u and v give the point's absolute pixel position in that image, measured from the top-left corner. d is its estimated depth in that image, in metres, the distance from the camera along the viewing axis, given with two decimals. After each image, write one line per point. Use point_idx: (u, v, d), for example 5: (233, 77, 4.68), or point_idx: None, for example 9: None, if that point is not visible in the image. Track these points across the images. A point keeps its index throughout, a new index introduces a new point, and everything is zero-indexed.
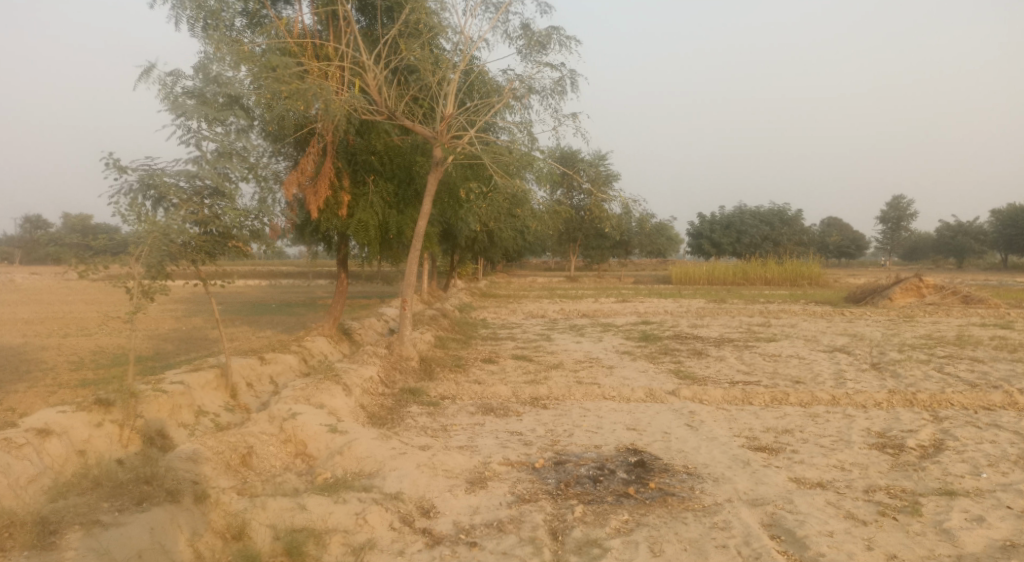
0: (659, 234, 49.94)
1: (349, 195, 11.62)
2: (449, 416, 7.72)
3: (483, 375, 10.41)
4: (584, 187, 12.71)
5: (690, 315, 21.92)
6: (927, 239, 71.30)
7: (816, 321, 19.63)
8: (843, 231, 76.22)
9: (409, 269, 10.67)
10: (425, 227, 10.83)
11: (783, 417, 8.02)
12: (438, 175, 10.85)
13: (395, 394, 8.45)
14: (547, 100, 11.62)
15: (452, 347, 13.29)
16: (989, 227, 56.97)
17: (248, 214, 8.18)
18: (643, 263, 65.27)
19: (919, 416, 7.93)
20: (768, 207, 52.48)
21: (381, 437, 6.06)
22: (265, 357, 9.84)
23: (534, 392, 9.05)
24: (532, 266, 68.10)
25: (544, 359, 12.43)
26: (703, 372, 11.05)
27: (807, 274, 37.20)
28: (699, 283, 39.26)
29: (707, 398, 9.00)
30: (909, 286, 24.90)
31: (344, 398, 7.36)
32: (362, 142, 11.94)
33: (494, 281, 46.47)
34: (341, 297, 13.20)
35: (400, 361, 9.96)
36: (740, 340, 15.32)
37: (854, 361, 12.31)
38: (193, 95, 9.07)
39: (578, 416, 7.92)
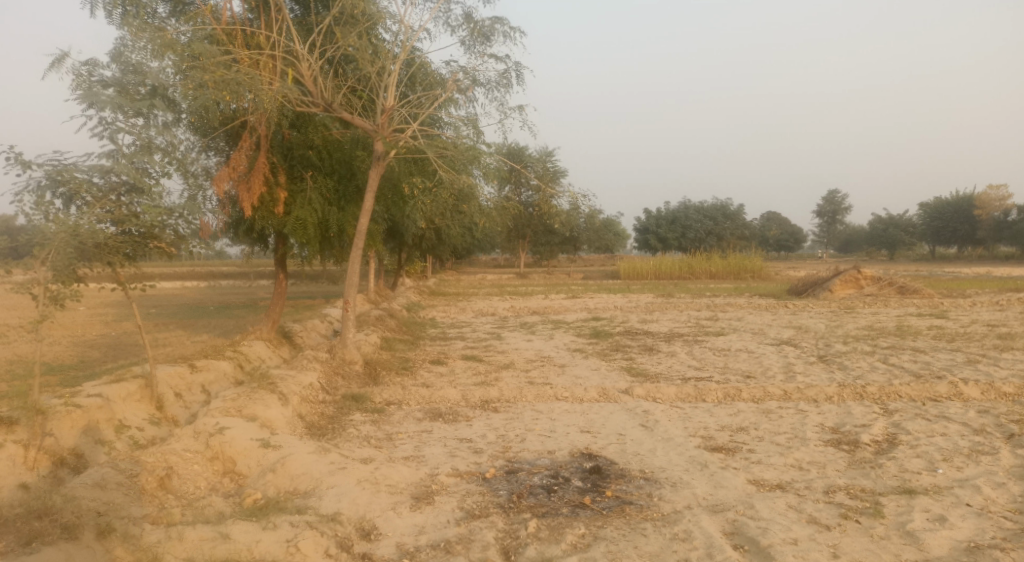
0: (606, 229, 50.24)
1: (285, 192, 11.03)
2: (395, 423, 7.32)
3: (431, 378, 10.01)
4: (533, 183, 12.42)
5: (639, 310, 21.94)
6: (861, 232, 73.93)
7: (762, 315, 19.89)
8: (783, 225, 78.39)
9: (351, 269, 10.17)
10: (367, 224, 10.33)
11: (738, 414, 7.90)
12: (379, 170, 10.38)
13: (337, 402, 7.98)
14: (492, 93, 11.29)
15: (399, 349, 12.83)
16: (918, 221, 59.39)
17: (173, 212, 7.57)
18: (591, 259, 65.66)
19: (870, 410, 7.93)
20: (712, 202, 53.38)
21: (320, 450, 5.62)
22: (196, 365, 9.20)
23: (485, 394, 8.71)
24: (481, 263, 67.72)
25: (494, 359, 12.11)
26: (655, 369, 10.92)
27: (750, 267, 37.96)
28: (646, 278, 39.62)
29: (661, 396, 8.83)
30: (848, 278, 25.58)
31: (281, 408, 6.87)
32: (299, 136, 11.44)
33: (443, 278, 45.86)
34: (280, 298, 12.57)
35: (343, 366, 9.48)
36: (690, 335, 15.33)
37: (802, 354, 12.41)
38: (109, 84, 8.39)
39: (530, 419, 7.62)
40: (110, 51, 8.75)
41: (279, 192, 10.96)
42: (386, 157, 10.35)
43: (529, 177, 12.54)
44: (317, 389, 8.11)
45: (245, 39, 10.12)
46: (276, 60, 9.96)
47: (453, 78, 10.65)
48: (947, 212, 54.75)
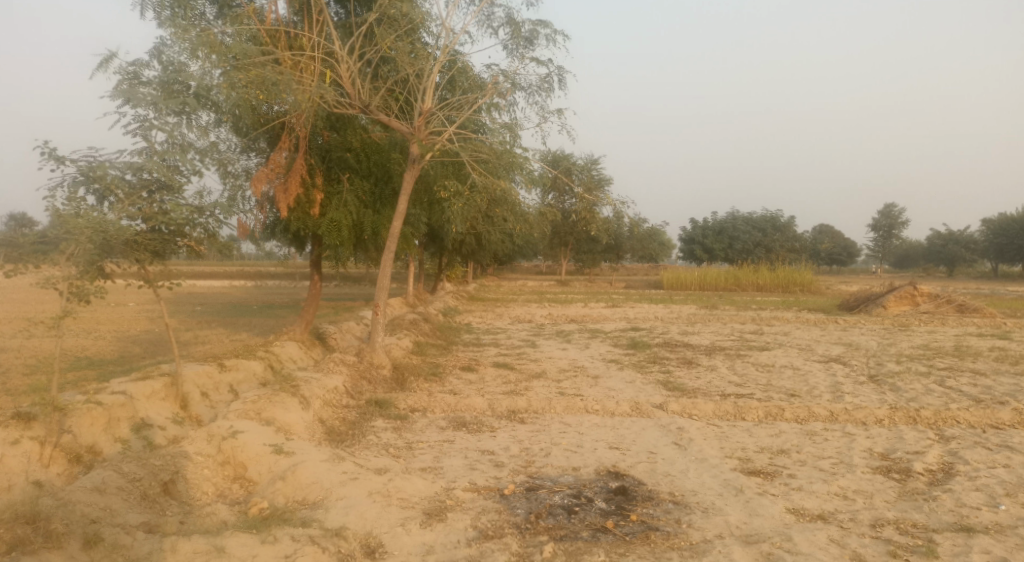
0: (650, 238, 49.45)
1: (321, 193, 10.98)
2: (417, 431, 7.10)
3: (460, 385, 9.79)
4: (574, 191, 12.11)
5: (680, 322, 21.36)
6: (918, 247, 71.15)
7: (810, 330, 19.11)
8: (834, 238, 76.05)
9: (382, 272, 10.01)
10: (400, 227, 10.17)
11: (779, 435, 7.44)
12: (414, 173, 10.24)
13: (361, 407, 7.81)
14: (533, 97, 11.05)
15: (431, 354, 12.66)
16: (980, 237, 56.82)
17: (202, 211, 7.54)
18: (635, 268, 64.83)
19: (924, 436, 7.37)
20: (761, 213, 52.06)
21: (334, 458, 5.43)
22: (225, 364, 9.18)
23: (512, 404, 8.44)
24: (523, 270, 67.46)
25: (526, 368, 11.83)
26: (693, 383, 10.48)
27: (799, 281, 36.79)
28: (690, 289, 38.80)
29: (697, 413, 8.41)
30: (903, 294, 24.47)
31: (302, 413, 6.72)
32: (337, 138, 11.40)
33: (484, 284, 45.79)
34: (314, 300, 12.55)
35: (370, 370, 9.34)
36: (732, 349, 14.77)
37: (851, 373, 11.77)
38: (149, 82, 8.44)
39: (557, 432, 7.30)
40: (150, 50, 8.83)
41: (315, 193, 10.93)
42: (422, 160, 10.20)
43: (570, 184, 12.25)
44: (341, 393, 7.96)
45: (285, 40, 10.12)
46: (314, 61, 9.92)
47: (493, 81, 10.44)
48: (1011, 228, 52.24)
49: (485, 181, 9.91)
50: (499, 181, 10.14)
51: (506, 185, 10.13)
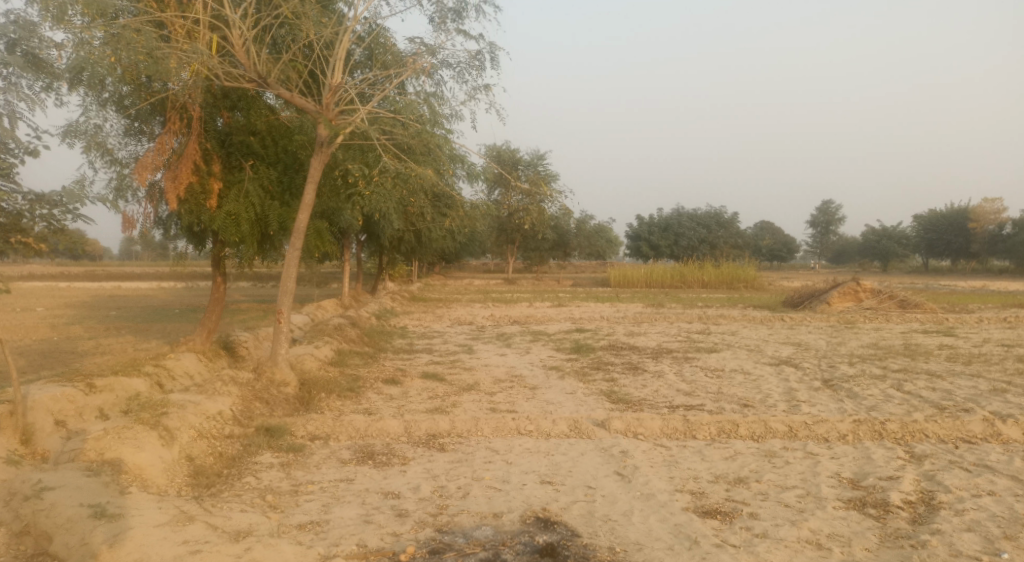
0: (597, 236, 48.84)
1: (218, 183, 9.63)
2: (311, 468, 5.89)
3: (377, 403, 8.58)
4: (522, 186, 10.95)
5: (626, 322, 20.54)
6: (855, 243, 72.89)
7: (757, 329, 18.52)
8: (775, 236, 77.46)
9: (286, 273, 8.69)
10: (306, 219, 8.85)
11: (735, 459, 6.50)
12: (322, 158, 8.94)
13: (247, 438, 6.53)
14: (462, 76, 9.90)
15: (352, 365, 11.37)
16: (911, 233, 58.41)
17: (41, 201, 6.16)
18: (582, 265, 64.40)
19: (895, 455, 6.55)
20: (705, 210, 52.14)
21: (178, 521, 4.17)
22: (95, 384, 7.74)
23: (433, 426, 7.28)
24: (470, 269, 66.10)
25: (458, 378, 10.67)
26: (639, 394, 9.54)
27: (743, 277, 36.69)
28: (637, 287, 38.37)
29: (642, 432, 7.42)
30: (847, 290, 24.31)
31: (161, 451, 5.42)
32: (240, 120, 10.08)
33: (429, 283, 44.37)
34: (218, 304, 11.13)
35: (271, 388, 8.05)
36: (680, 352, 13.93)
37: (804, 378, 11.02)
38: None
39: (481, 463, 6.19)
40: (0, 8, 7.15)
41: (211, 182, 9.56)
42: (331, 143, 8.92)
43: (514, 179, 11.08)
44: (225, 421, 6.68)
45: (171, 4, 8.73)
46: (203, 27, 8.57)
47: (414, 54, 9.26)
48: (941, 224, 53.82)
49: (396, 164, 8.66)
50: (414, 165, 8.94)
51: (423, 169, 8.92)
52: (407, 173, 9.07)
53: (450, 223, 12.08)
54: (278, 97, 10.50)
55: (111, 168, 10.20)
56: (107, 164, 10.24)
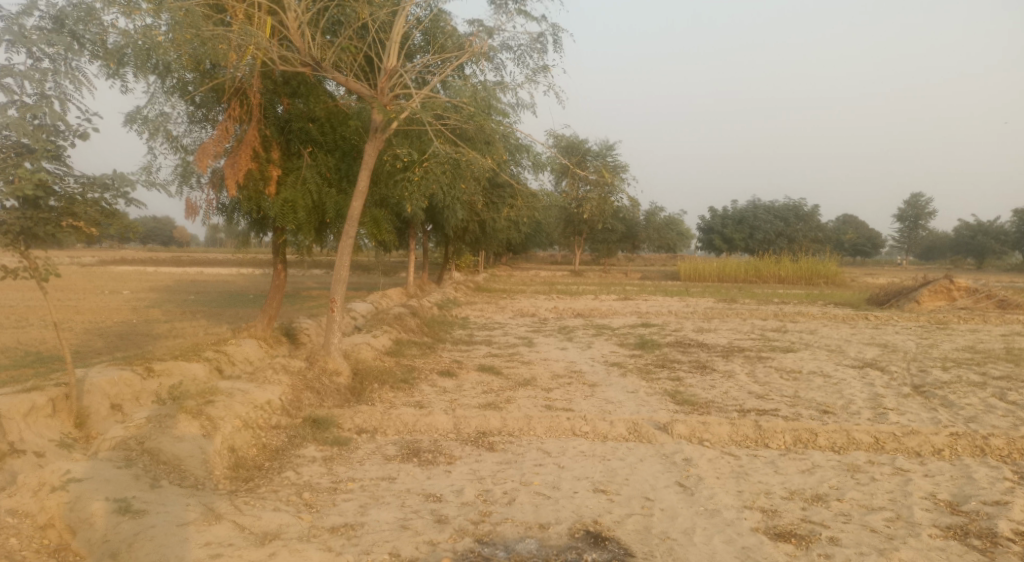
0: (668, 228, 47.48)
1: (277, 170, 9.57)
2: (354, 464, 5.65)
3: (430, 396, 8.33)
4: (589, 176, 10.41)
5: (695, 317, 19.68)
6: (947, 238, 68.41)
7: (838, 327, 17.37)
8: (858, 229, 73.63)
9: (340, 260, 8.52)
10: (359, 206, 8.66)
11: (812, 473, 5.88)
12: (377, 144, 8.71)
13: (293, 429, 6.36)
14: (524, 58, 9.47)
15: (409, 355, 11.19)
16: (1011, 228, 54.26)
17: (93, 185, 6.21)
18: (652, 258, 62.99)
19: (1001, 476, 5.76)
20: (783, 202, 49.89)
21: (203, 520, 3.97)
22: (154, 369, 7.78)
23: (483, 423, 6.95)
24: (537, 260, 65.77)
25: (515, 372, 10.31)
26: (706, 395, 8.94)
27: (823, 272, 34.86)
28: (709, 280, 37.10)
29: (708, 438, 6.85)
30: (938, 288, 22.62)
31: (201, 441, 5.28)
32: (300, 107, 10.00)
33: (495, 274, 44.27)
34: (279, 291, 11.16)
35: (322, 378, 7.91)
36: (753, 350, 13.13)
37: (891, 383, 10.10)
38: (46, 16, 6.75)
39: (531, 466, 5.80)
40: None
41: (270, 169, 9.53)
42: (386, 128, 8.67)
43: (579, 168, 10.57)
44: (272, 411, 6.54)
45: None
46: (260, 10, 8.45)
47: (473, 37, 8.92)
48: None
49: (446, 149, 8.28)
50: (466, 149, 8.57)
51: (474, 154, 8.53)
52: (459, 157, 8.69)
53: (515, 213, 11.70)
54: (338, 83, 10.39)
55: (178, 154, 10.33)
56: (174, 151, 10.36)
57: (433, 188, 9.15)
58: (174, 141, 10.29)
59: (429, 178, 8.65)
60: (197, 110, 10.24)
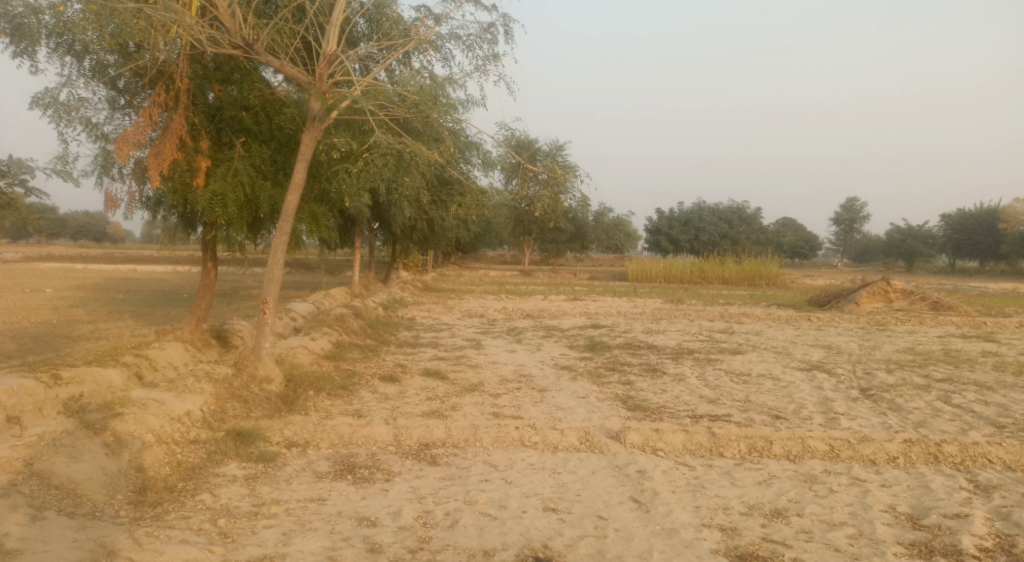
0: (616, 229, 47.72)
1: (206, 161, 8.87)
2: (281, 483, 5.12)
3: (370, 404, 7.81)
4: (541, 175, 10.03)
5: (644, 318, 19.59)
6: (880, 241, 71.06)
7: (783, 329, 17.54)
8: (798, 232, 75.84)
9: (273, 258, 7.90)
10: (295, 200, 8.06)
11: (769, 485, 5.63)
12: (314, 134, 8.13)
13: (213, 443, 5.76)
14: (473, 49, 9.03)
15: (350, 359, 10.61)
16: (938, 232, 56.73)
17: None
18: (600, 258, 63.38)
19: (957, 485, 5.63)
20: (727, 205, 50.77)
21: (92, 560, 3.40)
22: (61, 376, 7.03)
23: (426, 434, 6.49)
24: (487, 259, 65.40)
25: (462, 376, 9.85)
26: (658, 400, 8.68)
27: (765, 274, 35.54)
28: (656, 281, 37.41)
29: (662, 447, 6.56)
30: (876, 290, 23.20)
31: (101, 460, 4.65)
32: (232, 94, 9.32)
33: (443, 273, 43.60)
34: (208, 291, 10.41)
35: (251, 386, 7.29)
36: (702, 352, 13.02)
37: (839, 386, 10.08)
38: None
39: (477, 482, 5.38)
40: None
41: (198, 159, 8.81)
42: (324, 117, 8.12)
43: (530, 166, 10.17)
44: (191, 424, 5.94)
45: None
46: None
47: (418, 25, 8.48)
48: (970, 224, 52.03)
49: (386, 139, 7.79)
50: (410, 141, 8.06)
51: (418, 146, 8.02)
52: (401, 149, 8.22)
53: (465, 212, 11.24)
54: (274, 71, 9.76)
55: (97, 143, 9.49)
56: (93, 139, 9.51)
57: (373, 180, 8.64)
58: (93, 128, 9.44)
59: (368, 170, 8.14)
60: (118, 96, 9.42)
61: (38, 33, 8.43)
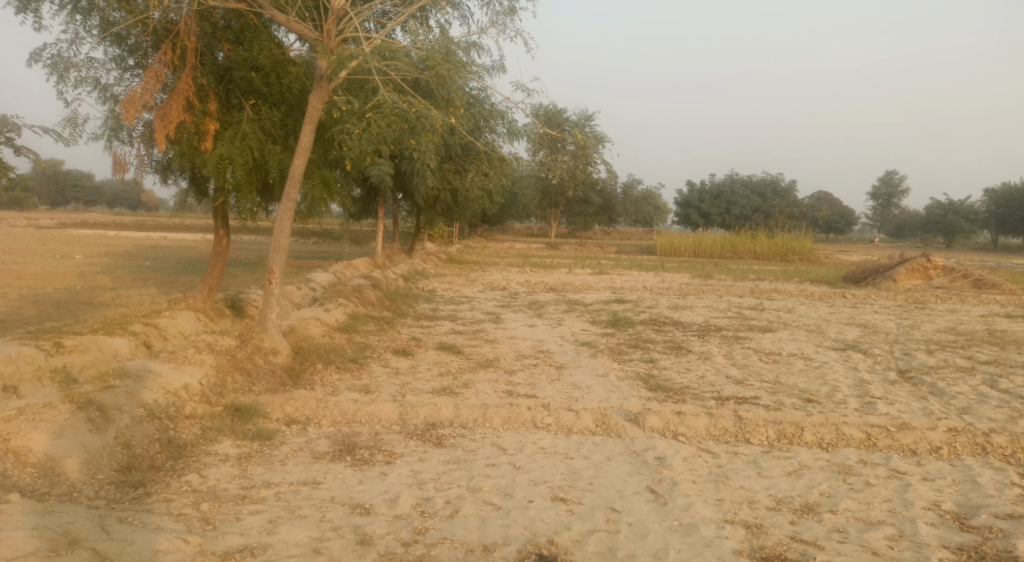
0: (645, 202, 46.79)
1: (214, 123, 8.57)
2: (275, 463, 4.84)
3: (379, 379, 7.52)
4: (567, 145, 9.49)
5: (671, 293, 19.03)
6: (919, 217, 68.75)
7: (817, 306, 16.86)
8: (833, 207, 73.81)
9: (279, 224, 7.61)
10: (301, 163, 7.72)
11: (799, 476, 5.20)
12: (321, 94, 7.76)
13: (210, 419, 5.51)
14: (492, 5, 8.49)
15: (364, 331, 10.34)
16: (981, 207, 54.58)
17: None
18: (628, 231, 62.50)
19: (1008, 481, 5.14)
20: (761, 177, 49.35)
21: (51, 551, 3.13)
22: (64, 345, 6.84)
23: (433, 413, 6.16)
24: (514, 231, 64.99)
25: (477, 351, 9.52)
26: (682, 379, 8.26)
27: (798, 249, 34.48)
28: (684, 255, 36.65)
29: (684, 432, 6.15)
30: (915, 267, 22.26)
31: (82, 436, 4.38)
32: (241, 53, 8.98)
33: (469, 245, 43.29)
34: (220, 259, 10.18)
35: (256, 358, 7.03)
36: (730, 330, 12.50)
37: (876, 368, 9.52)
38: None
39: (482, 467, 5.04)
40: None
41: (206, 122, 8.49)
42: (332, 76, 7.74)
43: (557, 134, 9.61)
44: (188, 398, 5.69)
45: None
46: None
47: None
48: (1016, 199, 49.90)
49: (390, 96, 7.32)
50: (417, 101, 7.58)
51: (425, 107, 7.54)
52: (408, 109, 7.76)
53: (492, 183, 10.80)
54: (286, 30, 9.41)
55: (107, 105, 9.23)
56: (103, 101, 9.26)
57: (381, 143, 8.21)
58: (103, 90, 9.20)
59: (374, 131, 7.71)
60: (126, 56, 9.13)
61: None
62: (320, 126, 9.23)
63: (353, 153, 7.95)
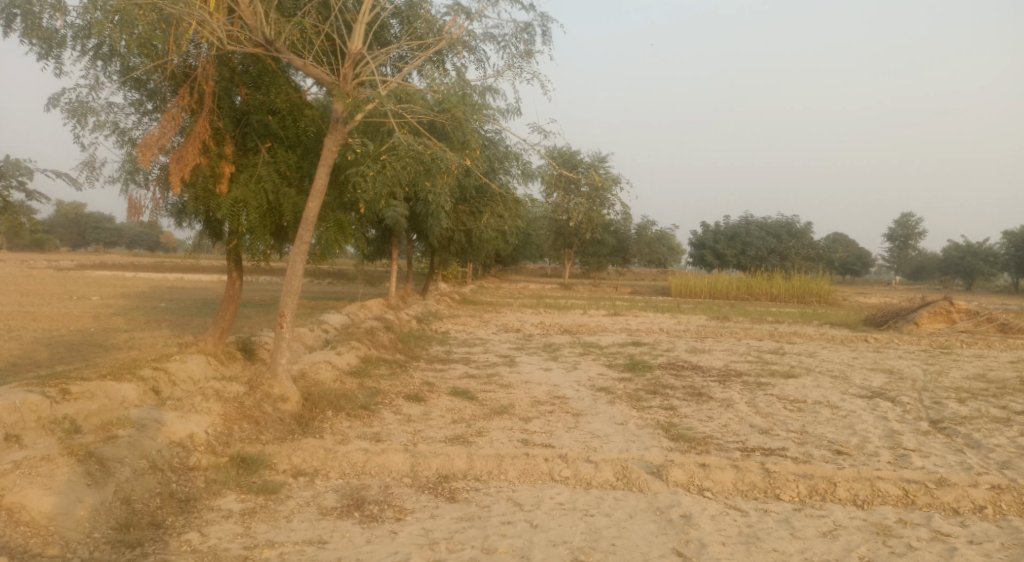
0: (660, 243, 46.64)
1: (230, 166, 8.55)
2: (281, 520, 4.60)
3: (391, 427, 7.28)
4: (584, 186, 9.37)
5: (688, 336, 18.70)
6: (937, 258, 68.03)
7: (838, 350, 16.46)
8: (849, 248, 73.29)
9: (291, 267, 7.50)
10: (314, 206, 7.65)
11: (836, 538, 4.87)
12: (337, 137, 7.73)
13: (214, 471, 5.30)
14: (508, 49, 8.48)
15: (376, 375, 10.14)
16: (1001, 250, 53.91)
17: None
18: (642, 273, 62.27)
19: None
20: (776, 219, 49.15)
21: None
22: (70, 391, 6.69)
23: (446, 465, 5.91)
24: (528, 272, 64.96)
25: (492, 397, 9.26)
26: (704, 428, 7.95)
27: (815, 290, 34.03)
28: (699, 297, 36.32)
29: (709, 487, 5.84)
30: (938, 310, 21.81)
31: (80, 491, 4.17)
32: (259, 97, 9.02)
33: (483, 286, 43.20)
34: (233, 302, 10.08)
35: (264, 405, 6.84)
36: (750, 375, 12.17)
37: (906, 417, 9.15)
38: None
39: (498, 525, 4.76)
40: None
41: (222, 165, 8.50)
42: (348, 119, 7.72)
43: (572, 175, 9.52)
44: (193, 449, 5.49)
45: None
46: None
47: (450, 25, 8.02)
48: None
49: (405, 139, 7.26)
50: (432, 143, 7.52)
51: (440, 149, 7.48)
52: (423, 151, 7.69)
53: (506, 223, 10.69)
54: (303, 75, 9.46)
55: (125, 149, 9.27)
56: (121, 145, 9.31)
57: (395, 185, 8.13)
58: (122, 134, 9.26)
59: (388, 172, 7.63)
60: (145, 100, 9.20)
61: (64, 36, 8.27)
62: (335, 167, 9.21)
63: (366, 195, 7.87)
